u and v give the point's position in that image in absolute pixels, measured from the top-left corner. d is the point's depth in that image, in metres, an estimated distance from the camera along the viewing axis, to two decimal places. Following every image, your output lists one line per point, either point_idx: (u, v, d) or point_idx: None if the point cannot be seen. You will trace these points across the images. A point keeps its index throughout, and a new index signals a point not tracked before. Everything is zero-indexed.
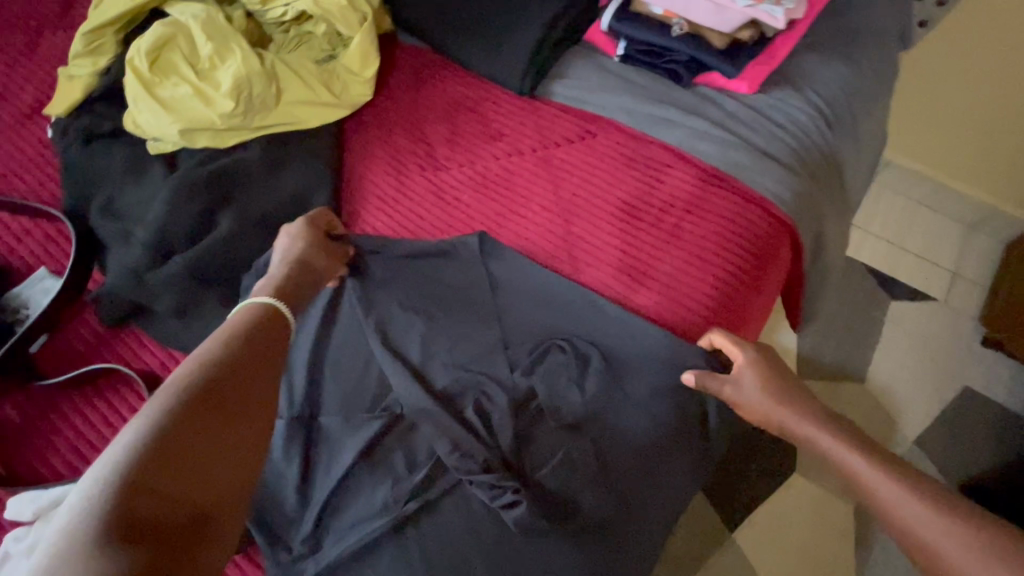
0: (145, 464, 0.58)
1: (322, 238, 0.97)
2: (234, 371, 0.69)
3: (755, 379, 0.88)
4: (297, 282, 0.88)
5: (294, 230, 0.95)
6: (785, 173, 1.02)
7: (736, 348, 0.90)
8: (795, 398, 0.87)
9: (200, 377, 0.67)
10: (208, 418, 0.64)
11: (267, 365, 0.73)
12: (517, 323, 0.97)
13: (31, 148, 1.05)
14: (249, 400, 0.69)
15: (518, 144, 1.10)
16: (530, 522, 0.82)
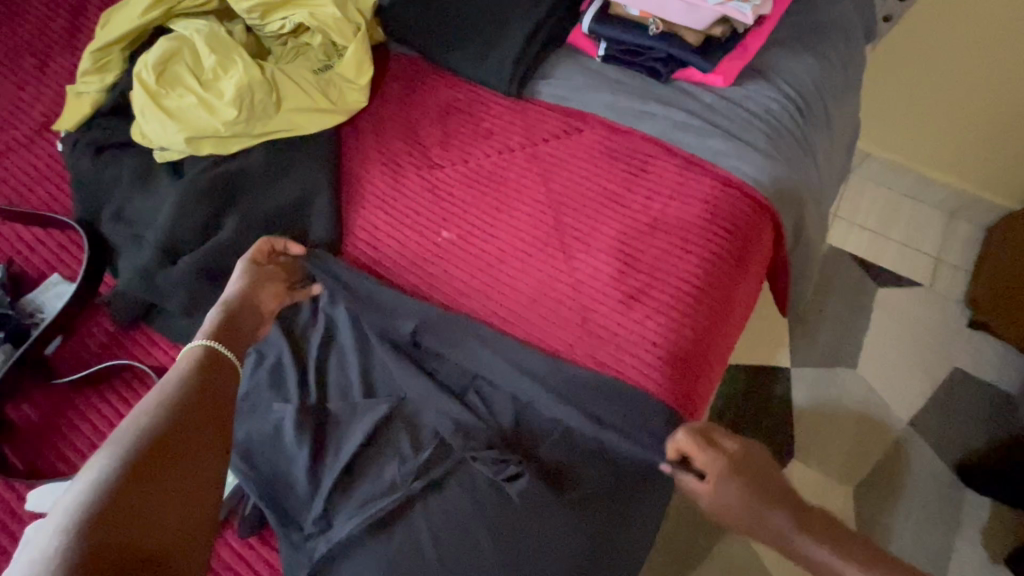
0: (100, 512, 0.55)
1: (272, 272, 0.85)
2: (191, 417, 0.66)
3: (731, 490, 0.74)
4: (243, 326, 0.78)
5: (242, 271, 0.83)
6: (765, 159, 0.97)
7: (706, 454, 0.75)
8: (772, 497, 0.74)
9: (158, 422, 0.64)
10: (163, 460, 0.61)
11: (221, 405, 0.69)
12: (513, 307, 0.89)
13: (32, 166, 1.03)
14: (209, 440, 0.66)
15: (508, 140, 1.03)
16: (536, 493, 0.73)
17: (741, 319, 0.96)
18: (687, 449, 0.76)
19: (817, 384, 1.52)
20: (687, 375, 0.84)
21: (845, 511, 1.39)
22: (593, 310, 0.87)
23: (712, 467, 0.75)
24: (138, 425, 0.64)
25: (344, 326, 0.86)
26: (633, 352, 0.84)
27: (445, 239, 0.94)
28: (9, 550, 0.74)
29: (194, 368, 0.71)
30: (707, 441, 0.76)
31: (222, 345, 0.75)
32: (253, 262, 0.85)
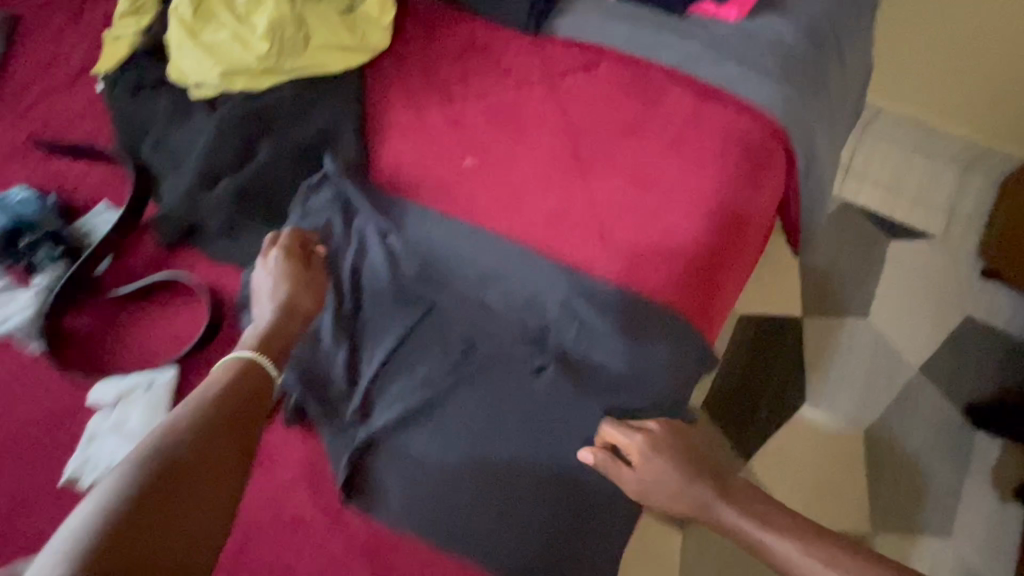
0: (116, 528, 0.54)
1: (302, 268, 0.86)
2: (216, 437, 0.65)
3: (655, 465, 0.76)
4: (282, 328, 0.80)
5: (287, 278, 0.83)
6: (778, 85, 1.01)
7: (633, 435, 0.76)
8: (689, 463, 0.78)
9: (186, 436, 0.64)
10: (180, 478, 0.60)
11: (247, 428, 0.69)
12: (534, 225, 0.92)
13: (74, 106, 1.07)
14: (228, 462, 0.65)
15: (527, 75, 1.06)
16: (562, 385, 0.79)
17: (756, 241, 0.99)
18: (613, 437, 0.76)
19: (829, 334, 1.55)
20: (703, 286, 0.88)
21: (856, 454, 1.43)
22: (614, 226, 0.91)
23: (637, 447, 0.75)
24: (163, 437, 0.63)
25: (370, 244, 0.90)
26: (655, 265, 0.88)
27: (469, 166, 0.98)
28: (74, 444, 0.79)
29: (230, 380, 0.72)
30: (629, 424, 0.77)
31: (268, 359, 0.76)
32: (289, 266, 0.85)
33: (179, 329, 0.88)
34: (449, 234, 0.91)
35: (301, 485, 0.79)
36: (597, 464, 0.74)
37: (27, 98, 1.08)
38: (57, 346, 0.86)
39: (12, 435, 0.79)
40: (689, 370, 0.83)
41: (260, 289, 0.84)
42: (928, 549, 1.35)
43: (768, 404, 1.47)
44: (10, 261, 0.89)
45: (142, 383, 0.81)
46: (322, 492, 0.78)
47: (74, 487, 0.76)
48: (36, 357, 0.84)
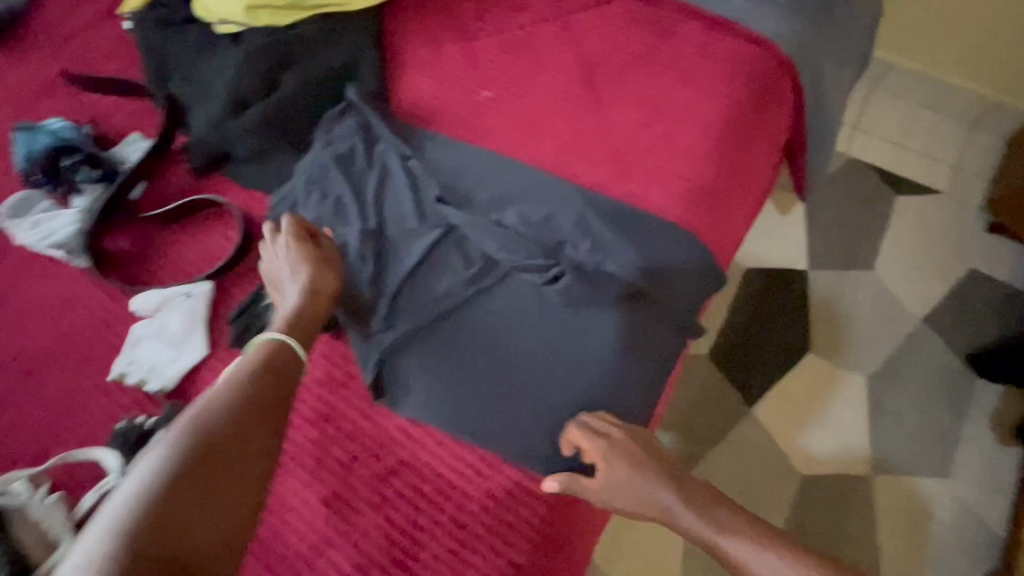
0: (161, 515, 0.55)
1: (317, 254, 0.83)
2: (250, 421, 0.65)
3: (616, 473, 0.76)
4: (306, 315, 0.79)
5: (309, 263, 0.82)
6: (786, 16, 1.03)
7: (593, 442, 0.76)
8: (651, 466, 0.78)
9: (219, 423, 0.63)
10: (219, 463, 0.60)
11: (280, 411, 0.69)
12: (546, 151, 0.96)
13: (106, 43, 1.12)
14: (262, 444, 0.65)
15: (541, 11, 1.09)
16: (576, 293, 0.83)
17: (761, 171, 1.01)
18: (579, 441, 0.77)
19: (834, 284, 1.55)
20: (712, 206, 0.91)
21: (858, 399, 1.44)
22: (625, 150, 0.94)
23: (599, 453, 0.76)
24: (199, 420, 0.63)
25: (392, 168, 0.94)
26: (665, 186, 0.91)
27: (485, 97, 1.02)
28: (119, 347, 0.84)
29: (260, 365, 0.70)
30: (593, 427, 0.78)
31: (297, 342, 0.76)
32: (308, 251, 0.83)
33: (212, 247, 0.93)
34: (465, 158, 0.95)
35: (334, 384, 0.85)
36: (562, 486, 0.75)
37: (61, 36, 1.12)
38: (98, 261, 0.91)
39: (61, 338, 0.85)
40: (696, 281, 0.88)
41: (281, 275, 0.82)
42: (926, 489, 1.36)
43: (772, 351, 1.48)
44: (53, 183, 0.94)
45: (183, 292, 0.87)
46: (354, 388, 0.85)
47: (123, 384, 0.82)
48: (81, 271, 0.89)
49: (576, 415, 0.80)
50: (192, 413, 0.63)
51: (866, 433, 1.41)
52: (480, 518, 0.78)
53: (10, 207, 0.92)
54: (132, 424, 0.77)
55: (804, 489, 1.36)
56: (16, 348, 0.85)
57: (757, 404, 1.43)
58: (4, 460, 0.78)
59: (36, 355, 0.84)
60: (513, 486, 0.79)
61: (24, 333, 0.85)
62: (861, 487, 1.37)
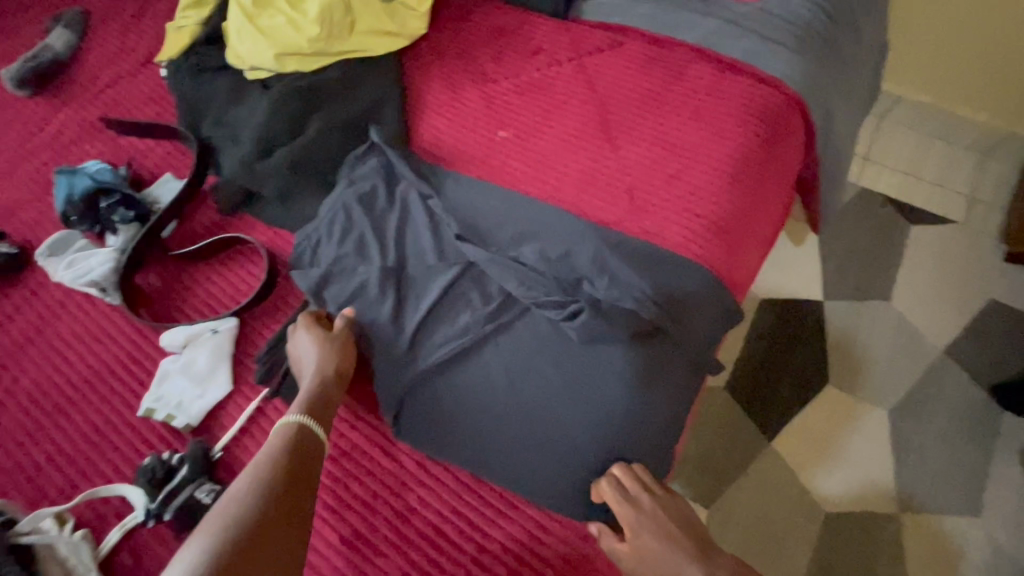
0: None
1: (327, 337, 0.83)
2: (278, 505, 0.66)
3: (644, 539, 0.76)
4: (323, 397, 0.79)
5: (325, 347, 0.82)
6: (794, 56, 1.06)
7: (622, 506, 0.76)
8: (677, 539, 0.77)
9: (251, 503, 0.65)
10: (252, 552, 0.61)
11: (304, 493, 0.70)
12: (563, 190, 0.98)
13: (143, 89, 1.18)
14: (289, 526, 0.66)
15: (555, 54, 1.13)
16: (595, 329, 0.82)
17: (775, 206, 1.03)
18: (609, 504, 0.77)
19: (851, 315, 1.54)
20: (727, 242, 0.92)
21: (881, 434, 1.41)
22: (641, 188, 0.96)
23: (626, 518, 0.76)
24: (229, 511, 0.64)
25: (413, 208, 0.97)
26: (681, 223, 0.93)
27: (502, 138, 1.05)
28: (147, 383, 0.87)
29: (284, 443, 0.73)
30: (626, 491, 0.77)
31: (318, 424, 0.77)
32: (324, 335, 0.84)
33: (238, 284, 0.95)
34: (484, 197, 0.98)
35: (356, 419, 0.87)
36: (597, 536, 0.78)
37: (100, 83, 1.19)
38: (130, 298, 0.94)
39: (91, 373, 0.88)
40: (712, 316, 0.89)
41: (299, 360, 0.83)
42: (956, 529, 1.32)
43: (788, 383, 1.46)
44: (89, 223, 0.99)
45: (209, 328, 0.89)
46: (376, 426, 0.86)
47: (150, 419, 0.83)
48: (112, 307, 0.92)
49: (617, 463, 0.80)
50: (225, 500, 0.66)
51: (892, 469, 1.38)
52: (501, 560, 0.78)
53: (49, 246, 0.96)
54: (159, 460, 0.78)
55: (828, 528, 1.32)
56: (48, 384, 0.87)
57: (777, 437, 1.41)
58: (32, 496, 0.80)
59: (66, 390, 0.86)
60: (535, 526, 0.80)
61: (57, 369, 0.88)
62: (888, 526, 1.32)
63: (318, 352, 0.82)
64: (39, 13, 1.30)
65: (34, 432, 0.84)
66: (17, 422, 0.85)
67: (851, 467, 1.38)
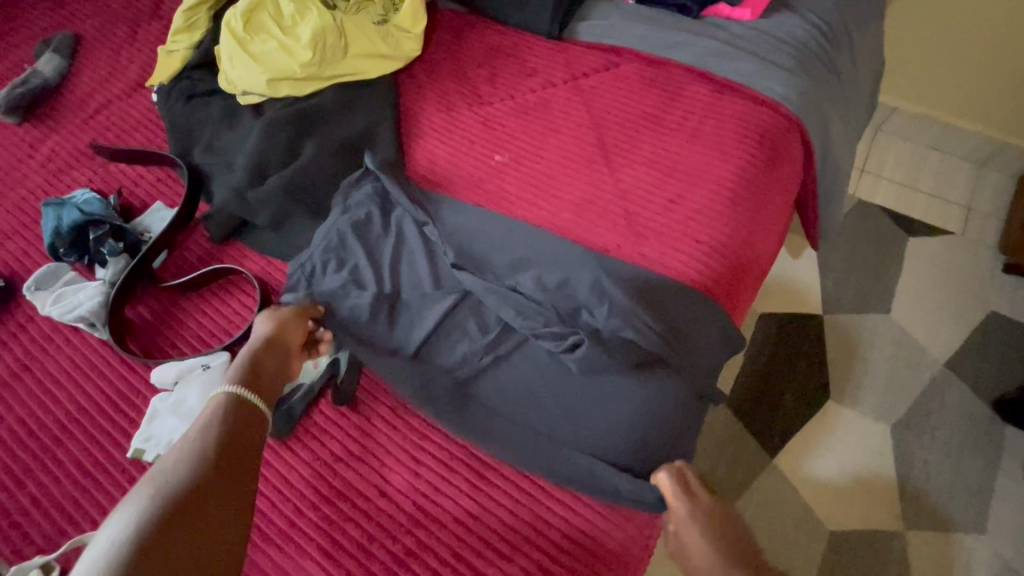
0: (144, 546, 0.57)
1: (281, 315, 0.84)
2: (223, 455, 0.67)
3: (695, 535, 0.76)
4: (263, 367, 0.79)
5: (265, 317, 0.84)
6: (792, 77, 1.05)
7: (675, 499, 0.76)
8: (724, 543, 0.76)
9: (195, 457, 0.66)
10: (200, 495, 0.63)
11: (249, 444, 0.70)
12: (559, 215, 0.97)
13: (134, 115, 1.16)
14: (238, 476, 0.67)
15: (551, 76, 1.12)
16: (594, 362, 0.81)
17: (775, 226, 1.01)
18: (665, 492, 0.77)
19: (851, 329, 1.53)
20: (729, 267, 0.91)
21: (885, 452, 1.39)
22: (639, 213, 0.95)
23: (680, 511, 0.76)
24: (159, 481, 0.63)
25: (408, 237, 0.95)
26: (680, 249, 0.91)
27: (498, 162, 1.04)
28: (138, 421, 0.84)
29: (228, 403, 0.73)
30: (679, 485, 0.77)
31: (249, 392, 0.75)
32: (272, 312, 0.86)
33: (231, 316, 0.93)
34: (476, 223, 0.96)
35: (351, 458, 0.84)
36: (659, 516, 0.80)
37: (90, 109, 1.17)
38: (120, 332, 0.92)
39: (79, 413, 0.85)
40: (715, 345, 0.87)
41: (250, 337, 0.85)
42: (963, 546, 1.30)
43: (790, 399, 1.45)
44: (77, 254, 0.97)
45: (201, 363, 0.86)
46: (370, 465, 0.83)
47: (138, 459, 0.81)
48: (102, 342, 0.90)
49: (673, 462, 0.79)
50: (171, 453, 0.67)
51: (896, 486, 1.36)
52: None
53: (35, 279, 0.93)
54: None
55: (833, 548, 1.30)
56: (35, 424, 0.85)
57: (779, 455, 1.39)
58: (17, 542, 0.77)
59: (53, 430, 0.84)
60: (536, 568, 0.75)
61: (44, 409, 0.86)
62: (894, 545, 1.30)
63: (262, 324, 0.85)
64: (27, 37, 1.28)
65: (20, 475, 0.82)
66: (5, 463, 0.83)
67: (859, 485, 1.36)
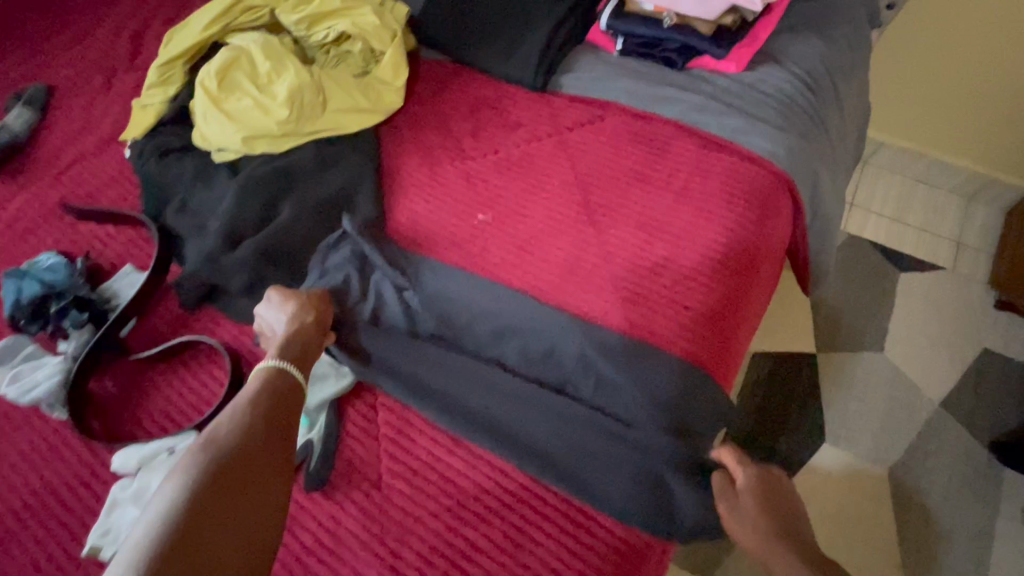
0: (199, 500, 0.59)
1: (305, 298, 0.87)
2: (268, 424, 0.70)
3: (752, 500, 0.75)
4: (304, 345, 0.81)
5: (288, 300, 0.85)
6: (777, 132, 1.03)
7: (738, 463, 0.79)
8: (781, 524, 0.74)
9: (242, 425, 0.68)
10: (248, 458, 0.65)
11: (290, 415, 0.73)
12: (543, 277, 0.94)
13: (105, 171, 1.13)
14: (281, 445, 0.69)
15: (535, 129, 1.10)
16: (578, 442, 0.80)
17: (764, 283, 0.99)
18: (727, 458, 0.80)
19: (846, 370, 1.49)
20: (717, 333, 0.88)
21: (883, 500, 1.35)
22: (625, 277, 0.92)
23: (741, 474, 0.78)
24: (202, 454, 0.64)
25: (387, 307, 0.92)
26: (668, 316, 0.88)
27: (481, 221, 1.01)
28: (97, 509, 0.79)
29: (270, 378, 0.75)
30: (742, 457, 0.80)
31: (295, 367, 0.78)
32: (292, 293, 0.87)
33: (201, 391, 0.89)
34: (456, 289, 0.93)
35: (325, 550, 0.78)
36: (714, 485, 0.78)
37: (60, 165, 1.14)
38: (82, 411, 0.87)
39: (35, 500, 0.80)
40: (708, 416, 0.84)
41: (270, 326, 0.85)
42: None
43: (786, 445, 1.40)
44: (40, 324, 0.92)
45: (165, 447, 0.81)
46: (344, 556, 0.78)
47: (95, 557, 0.75)
48: (62, 422, 0.85)
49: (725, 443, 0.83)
50: (218, 422, 0.69)
51: (896, 533, 1.32)
52: None
53: None
54: None
55: None
56: None
57: None
58: None
59: (6, 520, 0.79)
60: None
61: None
62: None
63: (285, 307, 0.85)
64: None
65: None
66: None
67: (863, 531, 1.32)
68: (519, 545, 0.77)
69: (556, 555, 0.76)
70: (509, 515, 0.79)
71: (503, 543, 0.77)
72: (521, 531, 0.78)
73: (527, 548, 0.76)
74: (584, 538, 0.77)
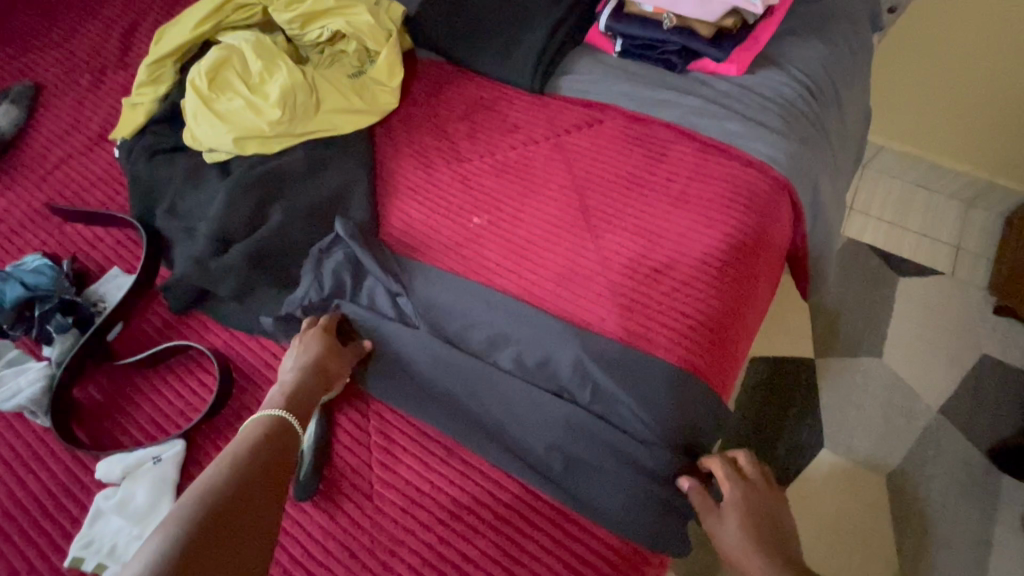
0: (189, 548, 0.57)
1: (332, 340, 0.85)
2: (263, 466, 0.67)
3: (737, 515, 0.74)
4: (312, 393, 0.79)
5: (317, 338, 0.84)
6: (777, 137, 1.01)
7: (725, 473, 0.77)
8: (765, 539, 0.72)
9: (238, 466, 0.66)
10: (242, 502, 0.63)
11: (285, 457, 0.71)
12: (538, 283, 0.92)
13: (94, 170, 1.11)
14: (275, 489, 0.67)
15: (532, 131, 1.08)
16: (573, 454, 0.79)
17: (763, 289, 0.97)
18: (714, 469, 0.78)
19: (845, 376, 1.48)
20: (716, 342, 0.87)
21: (881, 506, 1.33)
22: (621, 284, 0.90)
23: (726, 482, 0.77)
24: (195, 497, 0.61)
25: (381, 313, 0.91)
26: (665, 323, 0.87)
27: (476, 225, 0.99)
28: (80, 519, 0.77)
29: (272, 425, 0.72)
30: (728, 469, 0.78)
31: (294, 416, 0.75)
32: (321, 331, 0.85)
33: (188, 398, 0.87)
34: (449, 295, 0.91)
35: (312, 560, 0.77)
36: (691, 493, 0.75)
37: (47, 164, 1.11)
38: (66, 418, 0.85)
39: (16, 508, 0.79)
40: (705, 426, 0.82)
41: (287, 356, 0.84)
42: None
43: (783, 450, 1.38)
44: (24, 329, 0.90)
45: (152, 456, 0.80)
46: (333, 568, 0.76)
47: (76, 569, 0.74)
48: (45, 428, 0.84)
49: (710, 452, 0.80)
50: (213, 463, 0.66)
51: (893, 539, 1.30)
52: None
53: None
54: None
55: None
56: None
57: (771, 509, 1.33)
58: None
59: None
60: None
61: None
62: None
63: (310, 344, 0.83)
64: None
65: None
66: None
67: (858, 536, 1.31)
68: (514, 559, 0.75)
69: (551, 568, 0.74)
70: (502, 526, 0.77)
71: (496, 556, 0.75)
72: (515, 543, 0.76)
73: (521, 562, 0.75)
74: (578, 551, 0.75)
